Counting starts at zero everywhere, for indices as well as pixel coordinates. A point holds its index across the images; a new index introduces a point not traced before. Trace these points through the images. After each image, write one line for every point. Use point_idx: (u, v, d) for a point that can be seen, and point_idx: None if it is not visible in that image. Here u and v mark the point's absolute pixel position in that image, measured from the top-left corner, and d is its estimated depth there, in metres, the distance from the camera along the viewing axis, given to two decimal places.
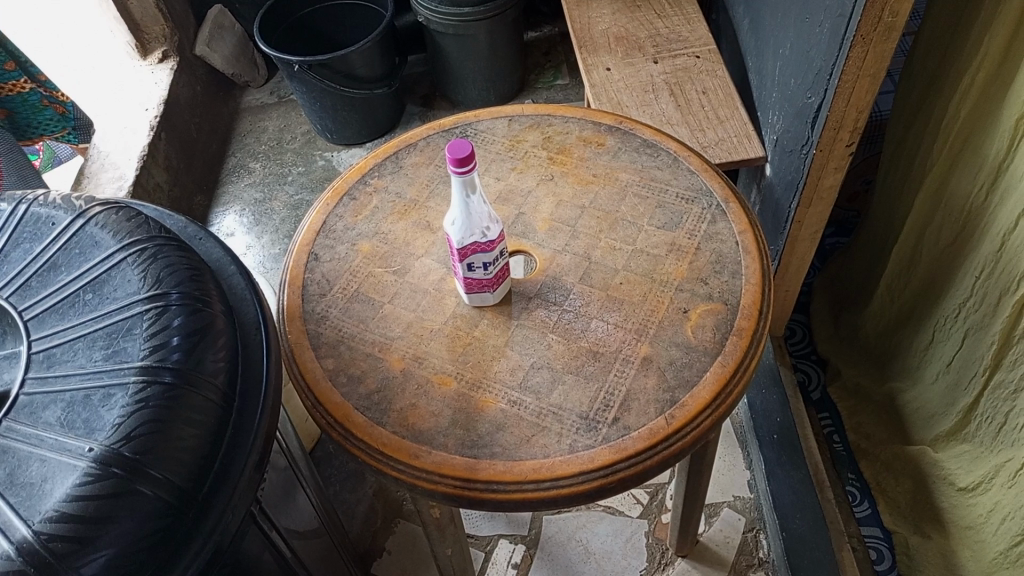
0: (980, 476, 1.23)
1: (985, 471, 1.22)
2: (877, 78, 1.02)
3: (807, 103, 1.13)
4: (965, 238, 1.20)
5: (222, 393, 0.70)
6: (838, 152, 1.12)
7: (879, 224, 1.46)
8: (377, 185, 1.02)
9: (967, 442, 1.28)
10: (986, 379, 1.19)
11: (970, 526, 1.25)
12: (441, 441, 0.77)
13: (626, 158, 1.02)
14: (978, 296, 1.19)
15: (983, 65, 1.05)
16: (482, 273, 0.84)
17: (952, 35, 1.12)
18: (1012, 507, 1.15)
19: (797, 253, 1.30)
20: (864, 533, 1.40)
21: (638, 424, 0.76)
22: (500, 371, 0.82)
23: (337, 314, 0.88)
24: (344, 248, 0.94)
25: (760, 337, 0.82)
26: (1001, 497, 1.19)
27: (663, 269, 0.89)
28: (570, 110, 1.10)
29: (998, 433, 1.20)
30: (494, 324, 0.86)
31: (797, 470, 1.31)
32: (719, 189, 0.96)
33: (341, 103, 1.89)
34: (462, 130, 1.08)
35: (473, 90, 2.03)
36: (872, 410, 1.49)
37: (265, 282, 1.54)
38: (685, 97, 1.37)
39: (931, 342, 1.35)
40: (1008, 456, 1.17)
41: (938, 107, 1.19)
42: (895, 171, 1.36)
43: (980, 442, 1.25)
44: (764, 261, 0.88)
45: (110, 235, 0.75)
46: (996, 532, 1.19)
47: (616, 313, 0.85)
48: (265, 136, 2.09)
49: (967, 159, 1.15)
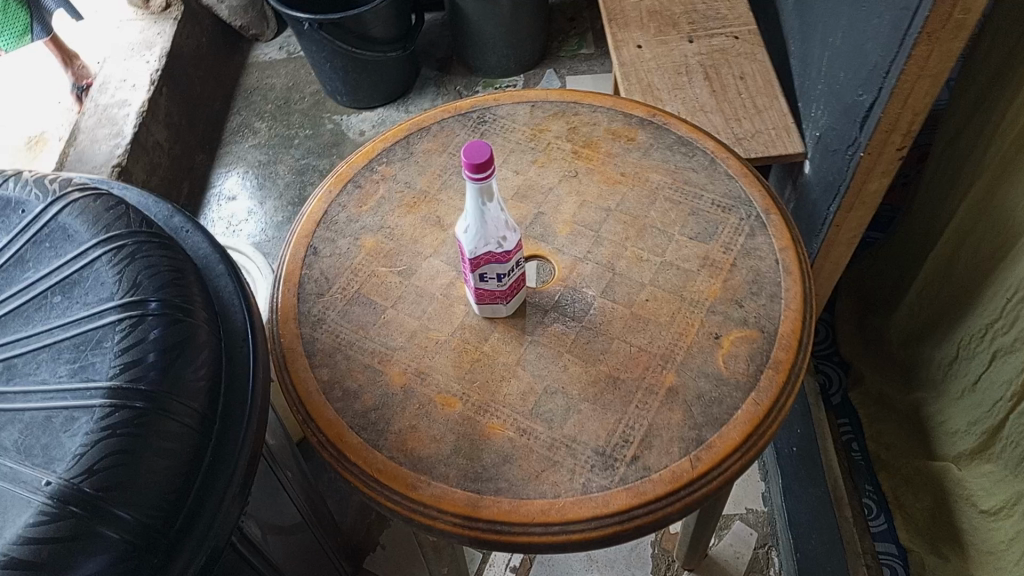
0: (1003, 500, 1.19)
1: (1008, 495, 1.17)
2: (939, 78, 0.92)
3: (857, 101, 1.04)
4: (1003, 255, 1.12)
5: (202, 415, 0.62)
6: (887, 155, 1.03)
7: (918, 226, 1.38)
8: (385, 173, 0.93)
9: (992, 464, 1.23)
10: (1013, 404, 1.13)
11: (991, 552, 1.19)
12: (441, 471, 0.70)
13: (658, 156, 0.92)
14: (1010, 318, 1.11)
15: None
16: (496, 284, 0.76)
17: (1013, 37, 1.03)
18: None
19: (832, 257, 1.22)
20: (879, 549, 1.32)
21: (660, 465, 0.70)
22: (510, 395, 0.75)
23: (334, 317, 0.80)
24: (346, 242, 0.86)
25: (798, 373, 0.75)
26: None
27: (694, 287, 0.81)
28: (599, 97, 0.99)
29: (1021, 460, 1.15)
30: (505, 338, 0.79)
31: (816, 487, 1.25)
32: (759, 197, 0.87)
33: (352, 64, 1.78)
34: (479, 114, 0.98)
35: (494, 57, 1.91)
36: (893, 419, 1.42)
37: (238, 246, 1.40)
38: (721, 81, 1.27)
39: (959, 356, 1.27)
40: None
41: (992, 113, 1.09)
42: (940, 174, 1.27)
43: (1005, 466, 1.19)
44: (807, 283, 0.80)
45: (86, 227, 0.67)
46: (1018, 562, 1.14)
47: (641, 336, 0.78)
48: (272, 95, 1.98)
49: (1014, 172, 1.06)
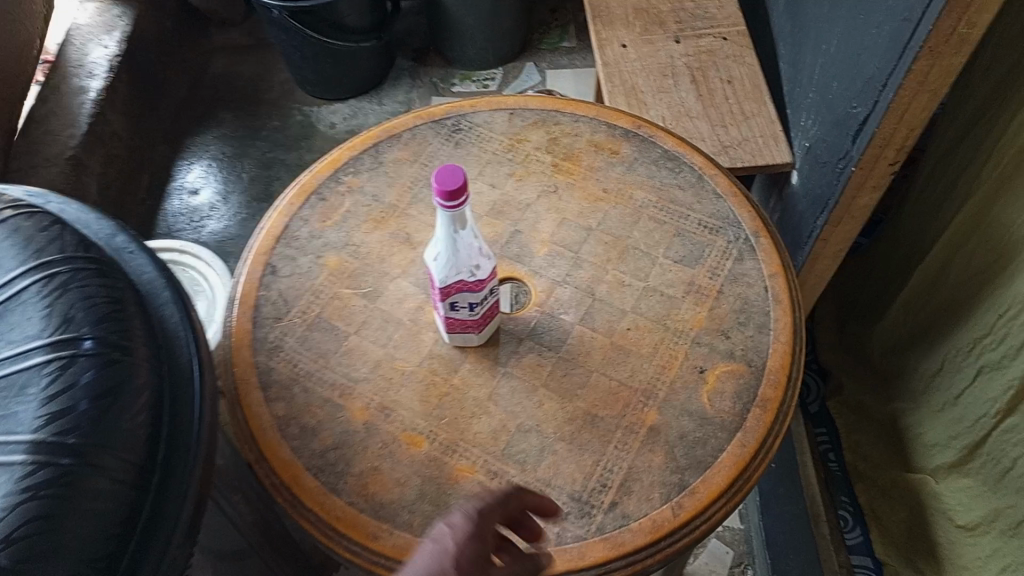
0: (979, 516, 1.15)
1: (986, 512, 1.14)
2: (938, 94, 0.88)
3: (850, 113, 0.99)
4: (995, 271, 1.07)
5: (139, 467, 0.56)
6: (879, 170, 0.99)
7: (908, 234, 1.30)
8: (351, 184, 0.86)
9: (970, 478, 1.18)
10: (997, 421, 1.10)
11: (967, 567, 1.16)
12: (404, 518, 0.65)
13: (642, 171, 0.87)
14: (1000, 335, 1.07)
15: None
16: (467, 313, 0.70)
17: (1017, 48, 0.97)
18: (1013, 559, 1.08)
19: (817, 270, 1.17)
20: (854, 562, 1.27)
21: (639, 513, 0.65)
22: (481, 434, 0.70)
23: (293, 344, 0.75)
24: (307, 260, 0.80)
25: (786, 412, 0.70)
26: (1004, 544, 1.10)
27: (678, 315, 0.76)
28: (581, 106, 0.94)
29: (1001, 477, 1.11)
30: (477, 370, 0.73)
31: (795, 506, 1.21)
32: (749, 219, 0.82)
33: (324, 54, 1.70)
34: (454, 122, 0.92)
35: (472, 49, 1.84)
36: (871, 430, 1.36)
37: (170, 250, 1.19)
38: (708, 85, 1.22)
39: (943, 370, 1.22)
40: (1012, 504, 1.09)
41: (990, 126, 1.04)
42: (932, 182, 1.21)
43: (983, 481, 1.15)
44: (797, 313, 0.76)
45: (13, 252, 0.61)
46: None
47: (622, 369, 0.73)
48: (239, 83, 1.90)
49: (1012, 187, 1.01)
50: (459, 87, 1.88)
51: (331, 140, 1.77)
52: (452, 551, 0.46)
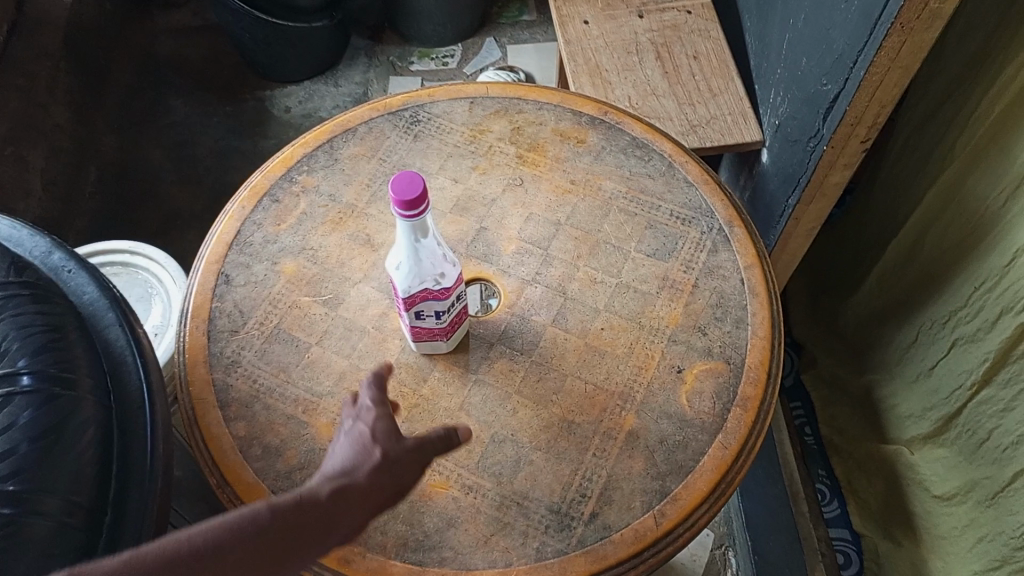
0: (956, 486, 1.11)
1: (962, 482, 1.10)
2: (909, 70, 0.86)
3: (820, 90, 0.97)
4: (969, 243, 1.04)
5: (88, 510, 0.53)
6: (850, 148, 0.97)
7: (880, 208, 1.26)
8: (305, 184, 0.82)
9: (945, 448, 1.15)
10: (971, 393, 1.07)
11: (944, 536, 1.13)
12: (377, 540, 0.62)
13: (611, 161, 0.84)
14: (975, 307, 1.04)
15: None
16: (434, 322, 0.67)
17: (991, 18, 0.94)
18: (988, 529, 1.05)
19: (789, 249, 1.16)
20: (832, 536, 1.26)
21: (621, 523, 0.63)
22: (454, 447, 0.67)
23: (251, 358, 0.71)
24: (262, 268, 0.76)
25: (768, 408, 0.69)
26: (981, 515, 1.06)
27: (653, 312, 0.73)
28: (545, 92, 0.90)
29: (977, 447, 1.07)
30: (447, 378, 0.70)
31: (772, 486, 1.21)
32: (722, 208, 0.80)
33: (273, 36, 1.62)
34: (412, 113, 0.88)
35: (430, 25, 1.79)
36: (846, 403, 1.35)
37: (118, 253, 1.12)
38: (673, 61, 1.19)
39: (918, 342, 1.19)
40: (988, 474, 1.05)
41: (964, 98, 1.01)
42: (905, 155, 1.18)
43: (959, 452, 1.11)
44: (774, 306, 0.74)
45: None
46: (970, 550, 1.08)
47: (596, 371, 0.70)
48: (187, 67, 1.82)
49: (989, 158, 0.97)
50: (417, 65, 1.82)
51: (286, 125, 1.71)
52: (368, 432, 0.49)
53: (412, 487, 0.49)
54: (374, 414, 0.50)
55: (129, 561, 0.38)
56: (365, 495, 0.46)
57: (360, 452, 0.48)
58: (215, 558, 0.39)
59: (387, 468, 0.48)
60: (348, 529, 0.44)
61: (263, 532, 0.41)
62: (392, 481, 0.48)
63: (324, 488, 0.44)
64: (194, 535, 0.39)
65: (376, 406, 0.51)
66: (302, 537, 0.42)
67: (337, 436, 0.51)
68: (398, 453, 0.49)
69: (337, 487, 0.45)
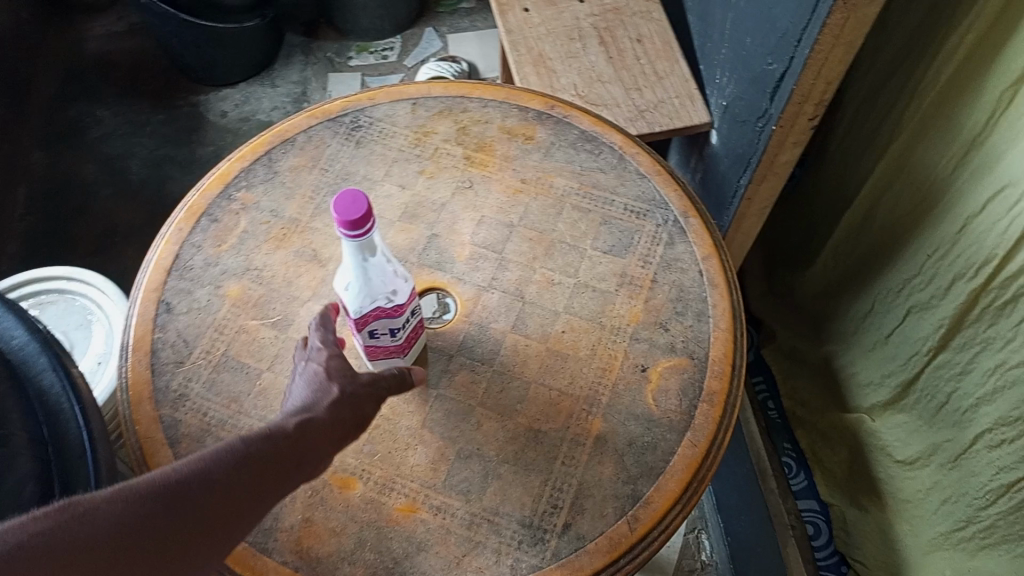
0: (919, 450, 1.12)
1: (924, 447, 1.11)
2: (853, 46, 0.85)
3: (766, 70, 0.96)
4: (921, 211, 1.04)
5: None
6: (799, 126, 0.96)
7: (832, 179, 1.25)
8: (245, 200, 0.78)
9: (905, 414, 1.16)
10: (929, 358, 1.07)
11: (908, 500, 1.14)
12: (346, 571, 0.60)
13: (561, 156, 0.82)
14: (930, 274, 1.04)
15: (978, 20, 0.86)
16: (389, 339, 0.65)
17: None
18: (951, 490, 1.06)
19: (743, 228, 1.15)
20: (801, 507, 1.27)
21: (594, 532, 0.61)
22: (418, 467, 0.64)
23: (199, 390, 0.67)
24: (205, 292, 0.73)
25: (735, 401, 0.68)
26: (944, 477, 1.08)
27: (613, 310, 0.72)
28: (488, 89, 0.87)
29: (938, 411, 1.08)
30: (407, 396, 0.68)
31: (742, 466, 1.21)
32: (676, 199, 0.79)
33: (205, 38, 1.57)
34: (352, 118, 0.85)
35: (366, 18, 1.74)
36: (806, 374, 1.35)
37: (58, 280, 1.07)
38: (617, 46, 1.17)
39: (874, 311, 1.19)
40: (948, 437, 1.07)
41: (911, 68, 1.00)
42: (853, 125, 1.17)
43: (920, 416, 1.12)
44: (734, 296, 0.73)
45: None
46: (935, 512, 1.09)
47: (560, 376, 0.69)
48: (115, 75, 1.74)
49: (937, 127, 0.97)
50: (356, 60, 1.77)
51: (224, 130, 1.65)
52: (322, 372, 0.54)
53: (371, 417, 0.55)
54: (327, 352, 0.56)
55: (127, 487, 0.41)
56: (329, 428, 0.52)
57: (317, 389, 0.54)
58: (208, 481, 0.44)
59: (344, 404, 0.53)
60: (316, 460, 0.50)
61: (243, 462, 0.46)
62: (349, 414, 0.53)
63: (292, 423, 0.50)
64: (185, 465, 0.44)
65: (328, 344, 0.57)
66: (280, 468, 0.48)
67: (295, 375, 0.57)
68: (354, 390, 0.55)
69: (304, 422, 0.50)
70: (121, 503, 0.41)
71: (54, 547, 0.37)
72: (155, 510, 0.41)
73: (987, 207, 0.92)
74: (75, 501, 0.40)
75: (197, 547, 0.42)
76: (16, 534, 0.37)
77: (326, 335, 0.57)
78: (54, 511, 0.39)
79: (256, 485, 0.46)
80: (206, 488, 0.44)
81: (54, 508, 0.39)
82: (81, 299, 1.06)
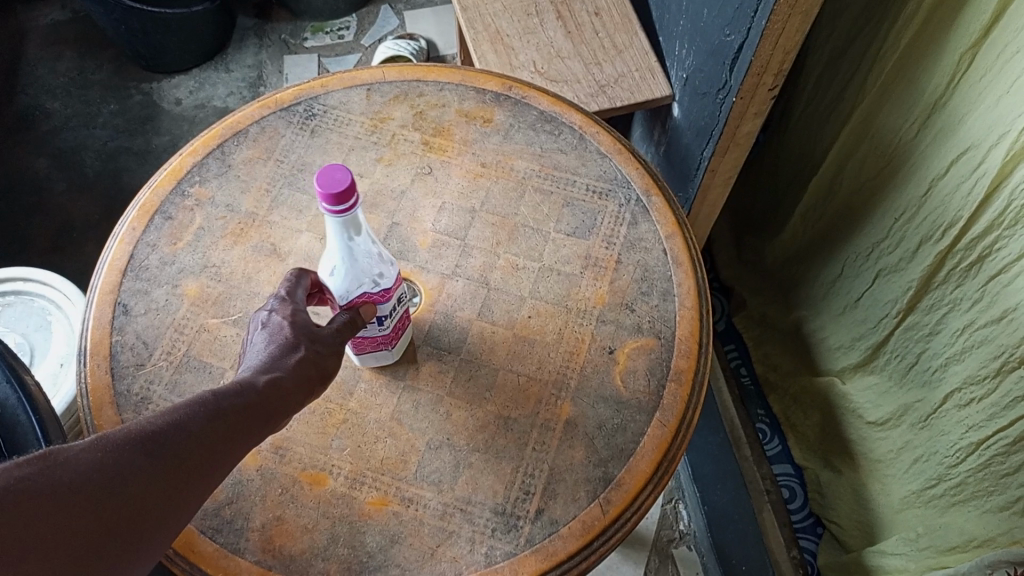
0: (890, 411, 1.13)
1: (895, 407, 1.12)
2: (809, 15, 0.84)
3: (723, 41, 0.95)
4: (886, 174, 1.05)
5: None
6: (760, 96, 0.96)
7: (797, 147, 1.25)
8: (199, 195, 0.77)
9: (876, 375, 1.17)
10: (898, 320, 1.09)
11: (881, 461, 1.15)
12: (320, 567, 0.60)
13: (520, 138, 0.81)
14: (898, 237, 1.05)
15: None
16: (378, 329, 0.63)
17: None
18: (921, 450, 1.07)
19: (709, 201, 1.16)
20: (776, 473, 1.29)
21: (567, 516, 0.62)
22: (388, 459, 0.64)
23: (161, 392, 0.66)
24: (163, 292, 0.71)
25: (703, 379, 0.68)
26: (914, 437, 1.09)
27: (579, 293, 0.72)
28: (444, 71, 0.86)
29: (908, 371, 1.10)
30: (374, 389, 0.68)
31: (715, 435, 1.23)
32: (638, 177, 0.78)
33: (152, 24, 1.53)
34: (305, 107, 0.83)
35: None
36: (778, 341, 1.36)
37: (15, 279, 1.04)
38: (575, 20, 1.15)
39: (843, 276, 1.20)
40: (918, 397, 1.08)
41: (871, 32, 1.00)
42: (816, 92, 1.17)
43: (890, 377, 1.14)
44: (699, 274, 0.73)
45: None
46: (906, 471, 1.10)
47: (528, 362, 0.69)
48: (61, 66, 1.69)
49: (900, 91, 0.97)
50: (312, 41, 1.74)
51: (179, 118, 1.61)
52: (288, 327, 0.54)
53: (333, 373, 0.56)
54: (291, 306, 0.56)
55: (104, 439, 0.42)
56: (295, 386, 0.52)
57: (284, 345, 0.53)
58: (183, 433, 0.45)
59: (313, 361, 0.54)
60: (285, 412, 0.52)
61: (218, 416, 0.47)
62: (317, 370, 0.54)
63: (260, 378, 0.51)
64: (159, 418, 0.44)
65: (293, 298, 0.57)
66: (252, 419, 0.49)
67: (257, 325, 0.56)
68: (320, 346, 0.55)
69: (273, 380, 0.51)
70: (102, 453, 0.41)
71: (40, 493, 0.37)
72: (135, 459, 0.42)
73: (951, 168, 0.92)
74: (55, 450, 0.40)
75: (182, 493, 0.43)
76: (1, 476, 0.37)
77: (294, 289, 0.57)
78: (36, 459, 0.38)
79: (229, 436, 0.47)
80: (182, 439, 0.44)
81: (34, 457, 0.39)
82: (41, 296, 1.03)
